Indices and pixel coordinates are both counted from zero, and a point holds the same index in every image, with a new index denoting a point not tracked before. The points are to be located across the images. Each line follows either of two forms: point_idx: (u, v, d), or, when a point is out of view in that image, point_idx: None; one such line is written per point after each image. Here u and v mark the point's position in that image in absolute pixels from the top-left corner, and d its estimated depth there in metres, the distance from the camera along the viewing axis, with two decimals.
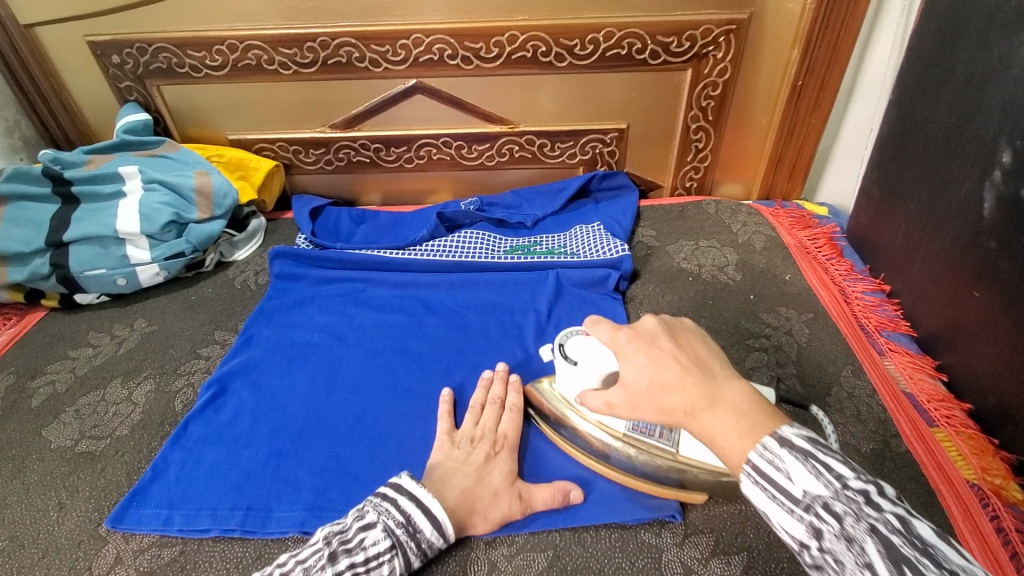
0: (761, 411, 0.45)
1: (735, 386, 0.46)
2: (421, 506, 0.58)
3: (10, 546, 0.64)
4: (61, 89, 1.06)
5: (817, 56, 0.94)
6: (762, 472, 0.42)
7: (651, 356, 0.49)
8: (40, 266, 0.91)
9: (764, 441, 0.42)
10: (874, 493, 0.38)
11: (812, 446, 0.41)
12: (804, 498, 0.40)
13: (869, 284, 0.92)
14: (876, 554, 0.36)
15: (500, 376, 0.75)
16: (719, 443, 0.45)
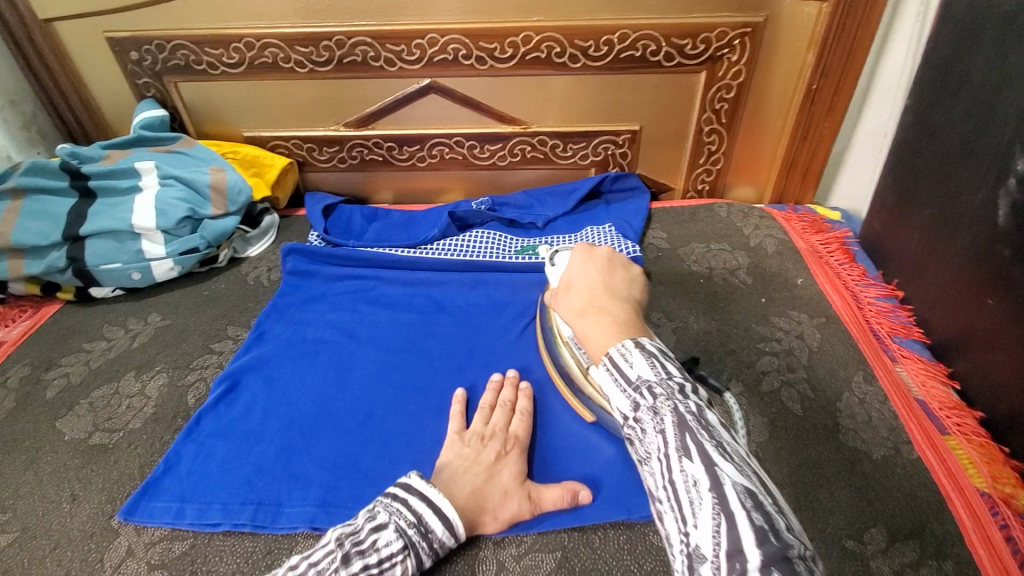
0: (631, 329, 0.58)
1: (619, 309, 0.61)
2: (432, 505, 0.57)
3: (23, 535, 0.65)
4: (79, 84, 1.07)
5: (832, 60, 0.94)
6: (614, 362, 0.53)
7: (583, 271, 0.68)
8: (57, 260, 0.92)
9: (623, 341, 0.55)
10: (687, 388, 0.49)
11: (658, 352, 0.53)
12: (636, 381, 0.50)
13: (882, 290, 0.91)
14: (670, 423, 0.46)
15: (509, 382, 0.75)
16: (589, 340, 0.60)
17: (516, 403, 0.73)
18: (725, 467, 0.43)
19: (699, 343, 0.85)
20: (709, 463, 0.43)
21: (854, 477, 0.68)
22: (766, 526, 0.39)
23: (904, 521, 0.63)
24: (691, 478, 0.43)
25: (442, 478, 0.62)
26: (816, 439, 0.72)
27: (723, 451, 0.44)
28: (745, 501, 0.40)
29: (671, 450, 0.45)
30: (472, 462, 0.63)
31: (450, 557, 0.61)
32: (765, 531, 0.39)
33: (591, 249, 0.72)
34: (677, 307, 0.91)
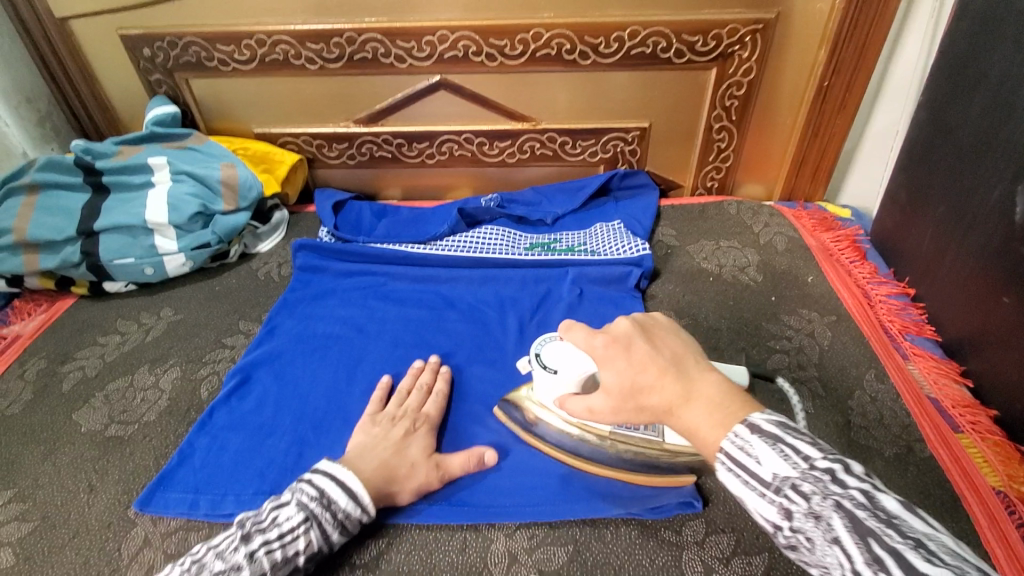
0: (733, 400, 0.47)
1: (710, 380, 0.49)
2: (335, 479, 0.60)
3: (42, 525, 0.66)
4: (93, 81, 1.08)
5: (843, 57, 0.94)
6: (734, 459, 0.43)
7: (630, 361, 0.52)
8: (71, 254, 0.93)
9: (736, 429, 0.44)
10: (840, 472, 0.40)
11: (780, 430, 0.43)
12: (773, 480, 0.41)
13: (893, 287, 0.91)
14: (843, 529, 0.37)
15: (431, 367, 0.79)
16: (698, 435, 0.47)
17: (434, 386, 0.76)
18: None
19: (709, 341, 0.85)
20: (915, 574, 0.33)
21: None
22: None
23: None
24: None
25: (351, 454, 0.64)
26: (827, 437, 0.72)
27: (926, 553, 0.34)
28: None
29: (861, 566, 0.36)
30: (381, 441, 0.66)
31: (461, 549, 0.63)
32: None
33: (591, 331, 0.57)
34: (687, 305, 0.91)
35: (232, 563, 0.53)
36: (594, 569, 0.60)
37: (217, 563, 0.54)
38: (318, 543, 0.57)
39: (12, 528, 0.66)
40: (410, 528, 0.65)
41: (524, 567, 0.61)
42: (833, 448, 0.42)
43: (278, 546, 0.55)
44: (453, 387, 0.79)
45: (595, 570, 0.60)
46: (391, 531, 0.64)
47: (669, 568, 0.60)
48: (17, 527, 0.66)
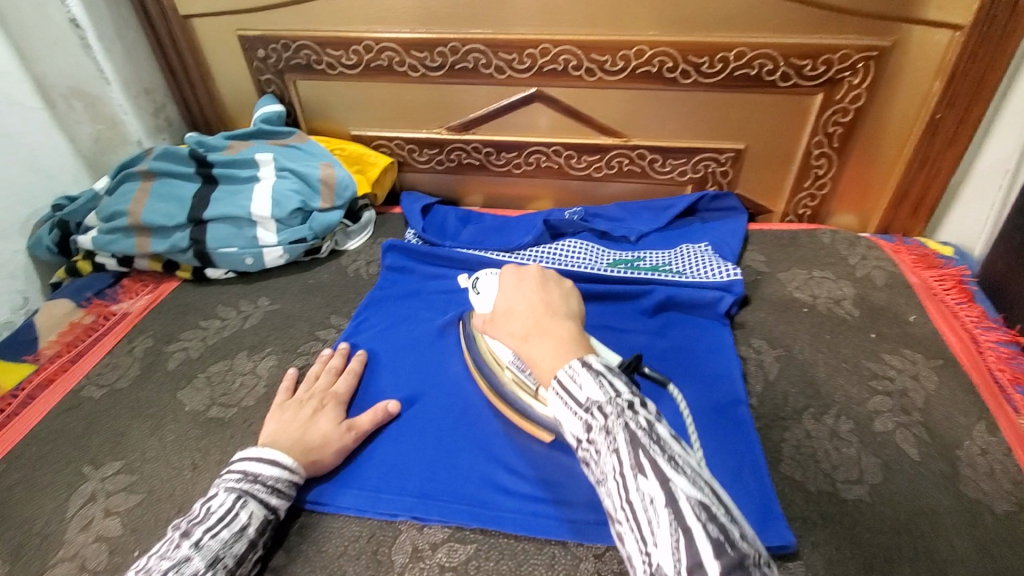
0: (579, 344, 0.54)
1: (563, 325, 0.56)
2: (253, 457, 0.63)
3: (149, 498, 0.69)
4: (207, 76, 1.16)
5: (961, 90, 0.89)
6: (563, 385, 0.50)
7: (519, 292, 0.62)
8: (180, 240, 0.99)
9: (570, 362, 0.51)
10: (637, 404, 0.47)
11: (604, 370, 0.50)
12: (585, 402, 0.48)
13: (1004, 334, 0.85)
14: (623, 441, 0.45)
15: (341, 350, 0.83)
16: (537, 363, 0.54)
17: (342, 369, 0.81)
18: (679, 482, 0.42)
19: (803, 374, 0.82)
20: (662, 478, 0.42)
21: (981, 532, 0.64)
22: (720, 538, 0.40)
23: None
24: (647, 495, 0.42)
25: (267, 439, 0.68)
26: (936, 488, 0.68)
27: (674, 465, 0.43)
28: (700, 513, 0.41)
29: (627, 470, 0.44)
30: (289, 422, 0.70)
31: (549, 565, 0.63)
32: (720, 541, 0.39)
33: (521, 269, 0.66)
34: (779, 335, 0.88)
35: (179, 558, 0.54)
36: None
37: (162, 565, 0.54)
38: (260, 511, 0.60)
39: (121, 498, 0.69)
40: (499, 536, 0.65)
41: None
42: (638, 387, 0.49)
43: (222, 527, 0.57)
44: None
45: None
46: (479, 538, 0.65)
47: None
48: (126, 497, 0.69)
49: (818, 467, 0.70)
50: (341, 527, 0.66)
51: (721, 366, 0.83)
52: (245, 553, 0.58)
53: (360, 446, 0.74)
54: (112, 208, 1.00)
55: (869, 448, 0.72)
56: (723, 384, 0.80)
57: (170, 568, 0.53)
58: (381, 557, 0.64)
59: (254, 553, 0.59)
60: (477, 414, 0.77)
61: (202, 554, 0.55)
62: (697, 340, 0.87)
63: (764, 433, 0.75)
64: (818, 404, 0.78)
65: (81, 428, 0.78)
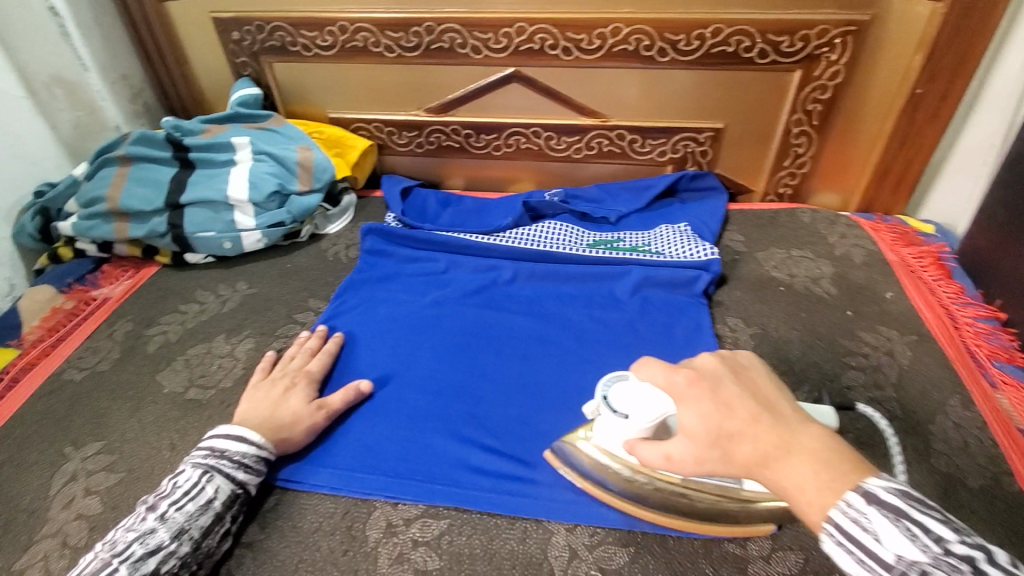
0: (841, 459, 0.46)
1: (809, 431, 0.47)
2: (221, 434, 0.65)
3: (127, 477, 0.70)
4: (183, 60, 1.14)
5: (942, 63, 0.88)
6: (848, 532, 0.42)
7: (715, 397, 0.50)
8: (159, 225, 0.99)
9: (848, 498, 0.43)
10: (979, 559, 0.38)
11: (907, 509, 0.42)
12: (899, 561, 0.40)
13: (981, 310, 0.85)
14: None
15: (319, 333, 0.84)
16: (799, 497, 0.45)
17: (318, 349, 0.82)
18: None
19: (779, 351, 0.83)
20: None
21: (948, 503, 0.64)
22: None
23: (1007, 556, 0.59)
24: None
25: (241, 418, 0.68)
26: (905, 461, 0.69)
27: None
28: None
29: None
30: (262, 400, 0.71)
31: (521, 539, 0.63)
32: None
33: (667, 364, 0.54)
34: (755, 313, 0.89)
35: (145, 529, 0.57)
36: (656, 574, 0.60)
37: (129, 536, 0.57)
38: (227, 486, 0.62)
39: (100, 477, 0.70)
40: (471, 512, 0.66)
41: (585, 563, 0.61)
42: (964, 526, 0.40)
43: (187, 500, 0.59)
44: (470, 374, 0.81)
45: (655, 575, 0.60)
46: (452, 514, 0.66)
47: None
48: (105, 477, 0.70)
49: None
50: (315, 504, 0.67)
51: (697, 347, 0.83)
52: (213, 526, 0.60)
53: (334, 425, 0.74)
54: (90, 193, 1.00)
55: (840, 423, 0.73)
56: None
57: (135, 538, 0.56)
58: (355, 532, 0.64)
59: (222, 526, 0.61)
60: (453, 395, 0.78)
61: (166, 526, 0.57)
62: (675, 321, 0.87)
63: None
64: (792, 381, 0.78)
65: (64, 410, 0.79)
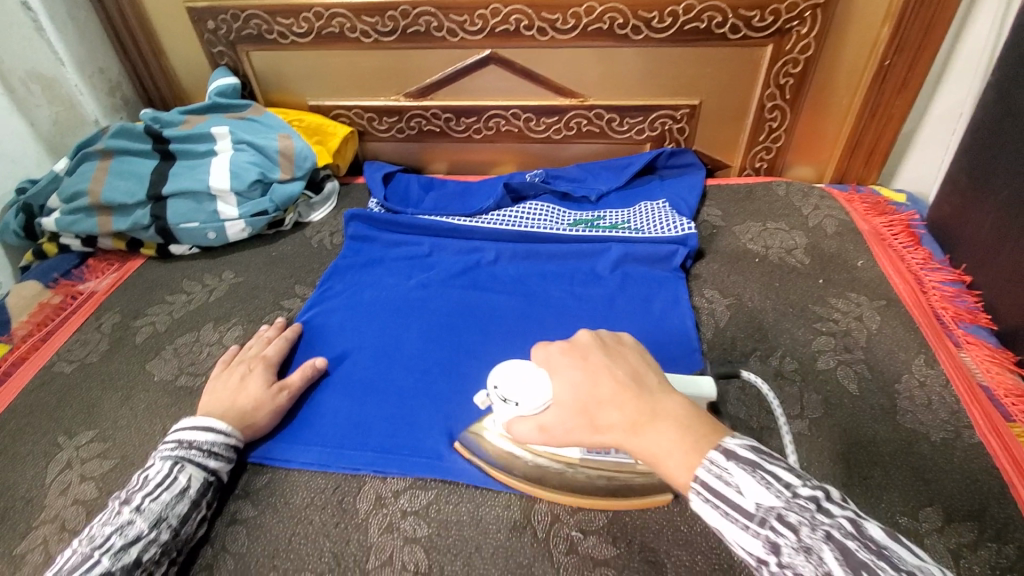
0: (700, 422, 0.48)
1: (671, 400, 0.50)
2: (188, 426, 0.67)
3: (121, 463, 0.72)
4: (160, 53, 1.14)
5: (910, 33, 0.90)
6: (713, 489, 0.44)
7: (588, 373, 0.54)
8: (142, 217, 0.99)
9: (711, 455, 0.45)
10: (822, 499, 0.41)
11: (758, 458, 0.44)
12: (758, 510, 0.42)
13: (948, 274, 0.89)
14: (836, 562, 0.37)
15: (277, 323, 0.85)
16: (663, 463, 0.47)
17: (275, 337, 0.83)
18: None
19: (753, 320, 0.85)
20: None
21: (912, 457, 0.67)
22: None
23: (966, 503, 0.63)
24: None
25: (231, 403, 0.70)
26: (872, 419, 0.72)
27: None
28: None
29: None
30: (221, 389, 0.72)
31: (506, 505, 0.66)
32: None
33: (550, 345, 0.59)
34: (731, 285, 0.91)
35: (122, 522, 0.58)
36: (635, 533, 0.62)
37: (105, 529, 0.58)
38: (199, 474, 0.64)
39: (95, 464, 0.72)
40: (458, 482, 0.68)
41: (567, 526, 0.64)
42: (806, 473, 0.44)
43: (162, 490, 0.61)
44: (456, 352, 0.83)
45: (634, 533, 0.62)
46: (440, 484, 0.68)
47: (708, 534, 0.62)
48: (101, 463, 0.72)
49: (762, 406, 0.74)
50: (306, 481, 0.69)
51: (675, 319, 0.85)
52: (190, 512, 0.62)
53: (300, 405, 0.77)
54: (71, 188, 1.00)
55: (810, 386, 0.76)
56: (676, 335, 0.82)
57: (113, 531, 0.57)
58: (347, 505, 0.67)
59: (199, 512, 0.63)
60: (440, 373, 0.80)
61: (143, 516, 0.59)
62: (653, 295, 0.89)
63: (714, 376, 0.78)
64: (765, 347, 0.81)
65: (56, 401, 0.80)
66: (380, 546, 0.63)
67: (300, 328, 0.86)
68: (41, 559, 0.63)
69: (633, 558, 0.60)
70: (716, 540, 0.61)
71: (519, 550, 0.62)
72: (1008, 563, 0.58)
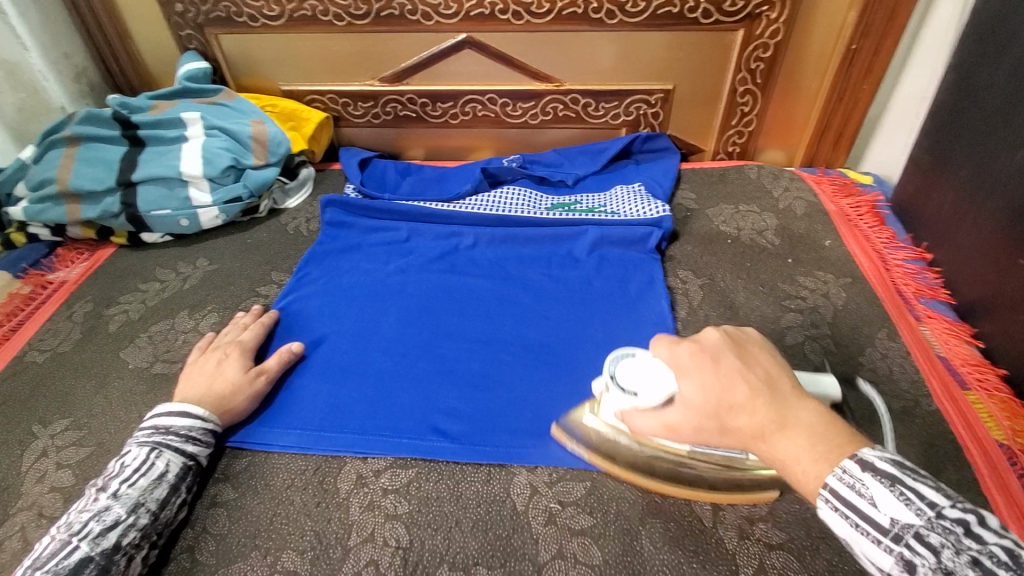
0: (834, 431, 0.47)
1: (805, 407, 0.49)
2: (164, 412, 0.67)
3: (97, 450, 0.71)
4: (126, 36, 1.11)
5: (875, 18, 0.92)
6: (844, 499, 0.44)
7: (720, 379, 0.52)
8: (111, 204, 0.97)
9: (845, 465, 0.45)
10: (973, 523, 0.39)
11: (900, 475, 0.43)
12: (893, 526, 0.42)
13: (910, 252, 0.92)
14: None
15: (253, 310, 0.85)
16: (794, 467, 0.47)
17: (252, 323, 0.82)
18: None
19: (725, 299, 0.87)
20: None
21: None
22: None
23: (923, 467, 0.66)
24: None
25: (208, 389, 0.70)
26: (837, 390, 0.74)
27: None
28: None
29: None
30: (196, 375, 0.72)
31: (486, 481, 0.67)
32: None
33: (676, 344, 0.57)
34: (704, 265, 0.93)
35: (99, 508, 0.58)
36: (611, 503, 0.64)
37: (82, 516, 0.58)
38: (178, 459, 0.64)
39: (70, 452, 0.71)
40: (439, 461, 0.69)
41: (546, 498, 0.65)
42: (959, 493, 0.42)
43: (139, 476, 0.61)
44: (436, 335, 0.83)
45: (610, 503, 0.64)
46: (420, 463, 0.69)
47: (681, 503, 0.64)
48: (75, 451, 0.71)
49: None
50: (286, 463, 0.70)
51: (651, 300, 0.87)
52: (169, 496, 0.62)
53: (281, 389, 0.77)
54: (37, 175, 0.97)
55: None
56: (651, 316, 0.84)
57: (91, 517, 0.57)
58: (327, 485, 0.67)
59: (179, 496, 0.63)
60: (419, 355, 0.81)
61: (121, 502, 0.59)
62: (630, 276, 0.90)
63: None
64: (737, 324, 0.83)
65: (27, 391, 0.79)
66: (362, 523, 0.64)
67: (279, 316, 0.86)
68: (17, 547, 0.62)
69: (610, 527, 0.62)
70: (688, 508, 0.63)
71: (498, 523, 0.63)
72: None
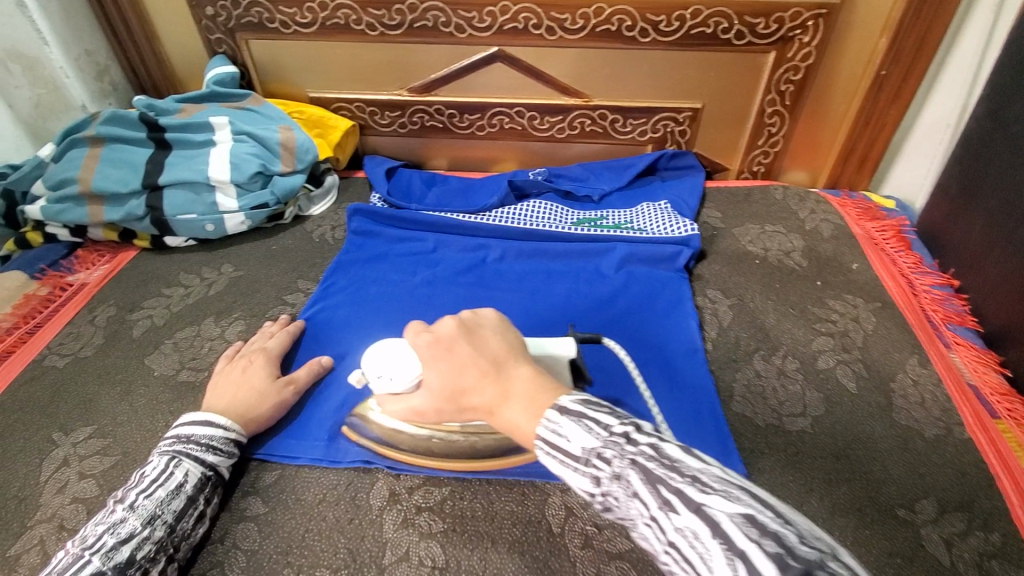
0: (544, 387, 0.49)
1: (521, 372, 0.51)
2: (187, 422, 0.66)
3: (124, 459, 0.70)
4: (153, 37, 1.11)
5: (906, 45, 0.93)
6: (549, 442, 0.45)
7: (452, 363, 0.53)
8: (135, 207, 0.96)
9: (548, 414, 0.46)
10: (633, 431, 0.43)
11: (581, 407, 0.46)
12: (583, 453, 0.43)
13: (937, 278, 0.92)
14: (638, 482, 0.40)
15: (281, 320, 0.84)
16: (520, 432, 0.48)
17: (280, 331, 0.81)
18: (714, 503, 0.36)
19: (755, 321, 0.87)
20: (696, 508, 0.37)
21: (908, 453, 0.70)
22: (781, 550, 0.33)
23: (958, 495, 0.66)
24: (688, 532, 0.36)
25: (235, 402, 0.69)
26: (870, 417, 0.74)
27: (702, 486, 0.38)
28: (749, 530, 0.34)
29: (655, 510, 0.39)
30: (225, 386, 0.71)
31: (520, 501, 0.66)
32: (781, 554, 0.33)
33: (419, 334, 0.56)
34: (734, 285, 0.93)
35: (116, 520, 0.57)
36: None
37: (99, 529, 0.57)
38: (196, 469, 0.62)
39: (95, 461, 0.69)
40: (473, 479, 0.68)
41: (581, 520, 0.64)
42: (626, 411, 0.45)
43: (156, 487, 0.59)
44: None
45: None
46: (455, 481, 0.68)
47: None
48: (100, 460, 0.69)
49: (766, 403, 0.76)
50: (317, 477, 0.69)
51: (679, 319, 0.86)
52: (187, 508, 0.60)
53: (309, 400, 0.76)
54: (59, 175, 0.96)
55: (811, 384, 0.78)
56: (680, 336, 0.84)
57: (105, 530, 0.56)
58: (359, 501, 0.66)
59: (196, 508, 0.61)
60: None
61: (137, 513, 0.57)
62: (659, 294, 0.90)
63: (719, 375, 0.80)
64: (767, 346, 0.83)
65: (48, 397, 0.77)
66: (396, 541, 0.63)
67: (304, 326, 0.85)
68: (37, 561, 0.61)
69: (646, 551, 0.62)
70: None
71: (534, 544, 0.62)
72: (993, 550, 0.61)
